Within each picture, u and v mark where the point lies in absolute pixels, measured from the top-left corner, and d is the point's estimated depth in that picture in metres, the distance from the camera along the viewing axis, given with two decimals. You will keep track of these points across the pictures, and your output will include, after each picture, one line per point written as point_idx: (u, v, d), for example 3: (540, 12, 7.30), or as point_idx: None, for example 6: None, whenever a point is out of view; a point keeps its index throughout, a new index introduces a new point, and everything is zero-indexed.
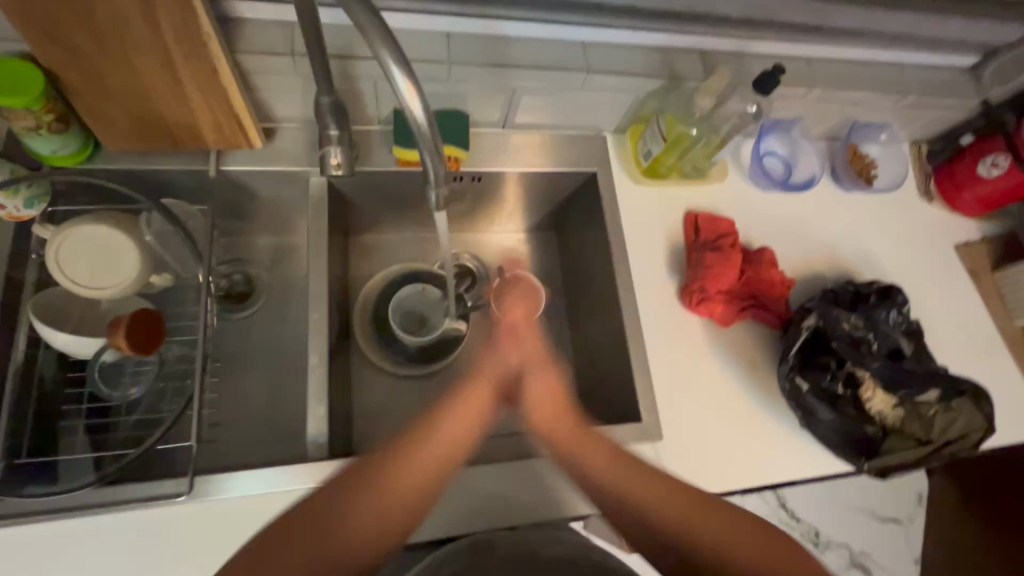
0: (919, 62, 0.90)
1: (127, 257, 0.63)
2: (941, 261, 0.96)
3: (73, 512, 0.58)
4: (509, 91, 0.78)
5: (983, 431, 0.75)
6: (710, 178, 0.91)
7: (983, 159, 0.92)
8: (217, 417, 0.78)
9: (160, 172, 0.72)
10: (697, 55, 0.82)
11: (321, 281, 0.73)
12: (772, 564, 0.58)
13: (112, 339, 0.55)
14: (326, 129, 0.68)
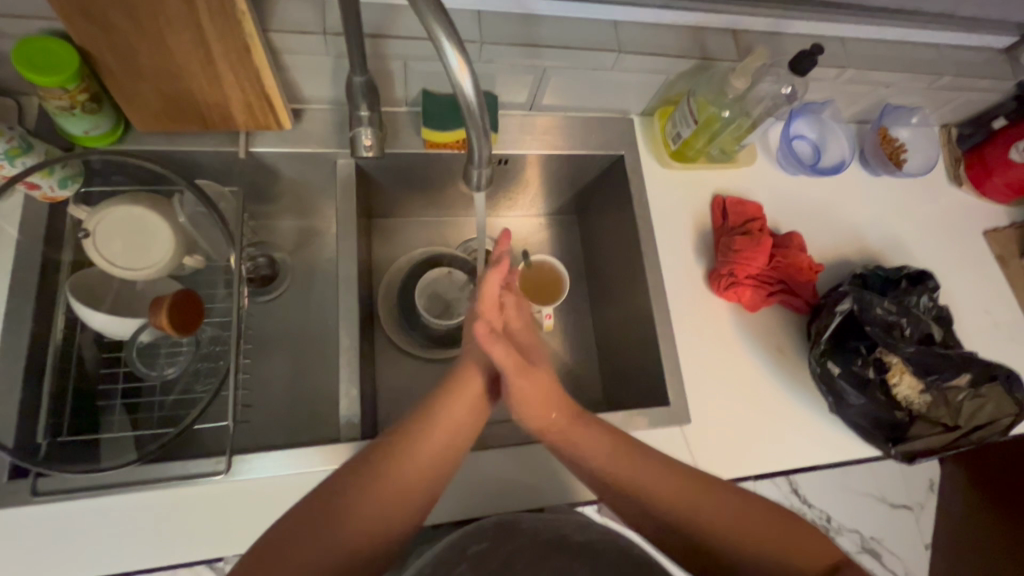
0: (955, 43, 0.88)
1: (161, 238, 0.63)
2: (969, 247, 0.95)
3: (116, 489, 0.59)
4: (538, 71, 0.77)
5: (1014, 416, 0.74)
6: (737, 161, 0.89)
7: (1016, 145, 0.91)
8: (247, 398, 0.78)
9: (190, 153, 0.72)
10: (729, 34, 0.80)
11: (350, 264, 0.73)
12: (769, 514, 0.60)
13: (155, 318, 0.56)
14: (358, 110, 0.68)
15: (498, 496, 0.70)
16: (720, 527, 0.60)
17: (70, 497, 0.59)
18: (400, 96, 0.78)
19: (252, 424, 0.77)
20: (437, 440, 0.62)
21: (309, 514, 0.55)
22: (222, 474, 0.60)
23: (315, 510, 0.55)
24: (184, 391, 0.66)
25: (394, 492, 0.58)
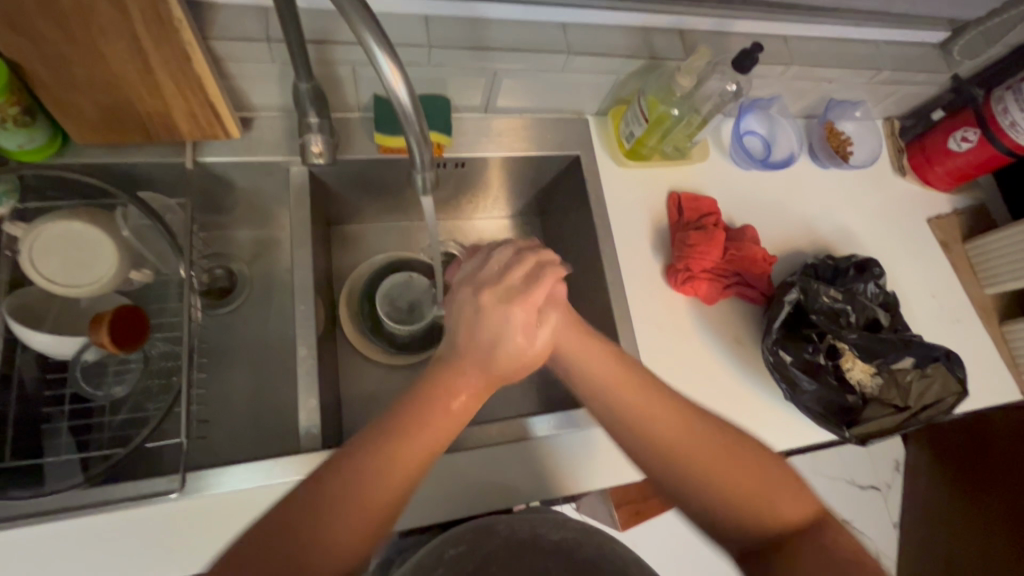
0: (892, 39, 0.92)
1: (104, 254, 0.62)
2: (914, 233, 0.99)
3: (59, 514, 0.57)
4: (490, 74, 0.78)
5: (958, 395, 0.77)
6: (691, 158, 0.91)
7: (954, 134, 0.95)
8: (206, 414, 0.76)
9: (134, 166, 0.70)
10: (676, 34, 0.82)
11: (306, 271, 0.73)
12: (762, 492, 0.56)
13: (94, 337, 0.54)
14: (306, 117, 0.68)
15: (467, 499, 0.70)
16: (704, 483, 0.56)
17: (13, 525, 0.57)
18: (352, 102, 0.78)
19: (211, 439, 0.75)
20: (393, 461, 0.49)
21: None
22: (176, 493, 0.59)
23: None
24: (134, 410, 0.65)
25: (331, 539, 0.46)
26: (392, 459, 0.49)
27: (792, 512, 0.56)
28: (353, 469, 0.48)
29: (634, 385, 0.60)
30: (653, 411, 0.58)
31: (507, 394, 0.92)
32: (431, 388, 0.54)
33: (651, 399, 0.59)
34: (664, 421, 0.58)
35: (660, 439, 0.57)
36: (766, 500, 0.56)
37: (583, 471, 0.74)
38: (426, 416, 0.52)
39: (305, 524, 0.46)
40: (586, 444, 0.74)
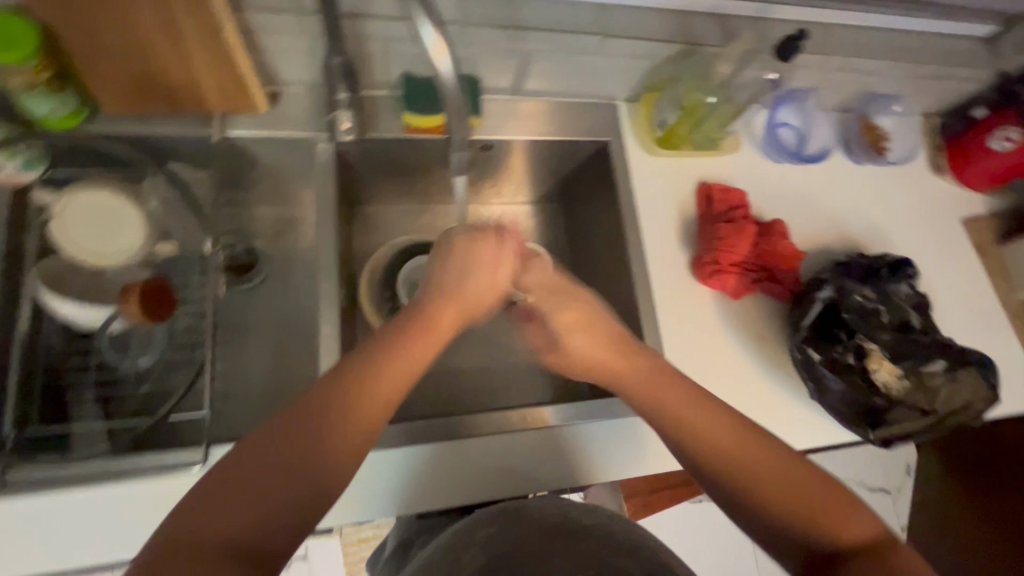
0: (937, 31, 0.89)
1: (132, 225, 0.62)
2: (948, 234, 0.97)
3: (84, 481, 0.58)
4: (522, 54, 0.76)
5: (987, 401, 0.76)
6: (722, 149, 0.89)
7: (995, 133, 0.92)
8: (226, 389, 0.76)
9: (160, 137, 0.69)
10: (715, 19, 0.79)
11: (330, 249, 0.72)
12: (806, 500, 0.52)
13: (125, 306, 0.54)
14: (336, 92, 0.67)
15: (484, 479, 0.71)
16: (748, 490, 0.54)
17: (32, 494, 0.56)
18: (380, 80, 0.76)
19: (229, 414, 0.75)
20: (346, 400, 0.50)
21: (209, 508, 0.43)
22: (199, 464, 0.59)
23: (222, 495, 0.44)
24: (158, 382, 0.65)
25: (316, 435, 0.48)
26: (349, 398, 0.51)
27: (848, 529, 0.51)
28: (335, 389, 0.51)
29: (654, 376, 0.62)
30: (704, 414, 0.58)
31: (524, 383, 0.91)
32: (395, 340, 0.56)
33: (701, 407, 0.58)
34: (721, 435, 0.56)
35: (705, 436, 0.57)
36: (812, 513, 0.52)
37: (600, 462, 0.74)
38: (403, 346, 0.56)
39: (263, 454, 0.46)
40: (605, 435, 0.74)
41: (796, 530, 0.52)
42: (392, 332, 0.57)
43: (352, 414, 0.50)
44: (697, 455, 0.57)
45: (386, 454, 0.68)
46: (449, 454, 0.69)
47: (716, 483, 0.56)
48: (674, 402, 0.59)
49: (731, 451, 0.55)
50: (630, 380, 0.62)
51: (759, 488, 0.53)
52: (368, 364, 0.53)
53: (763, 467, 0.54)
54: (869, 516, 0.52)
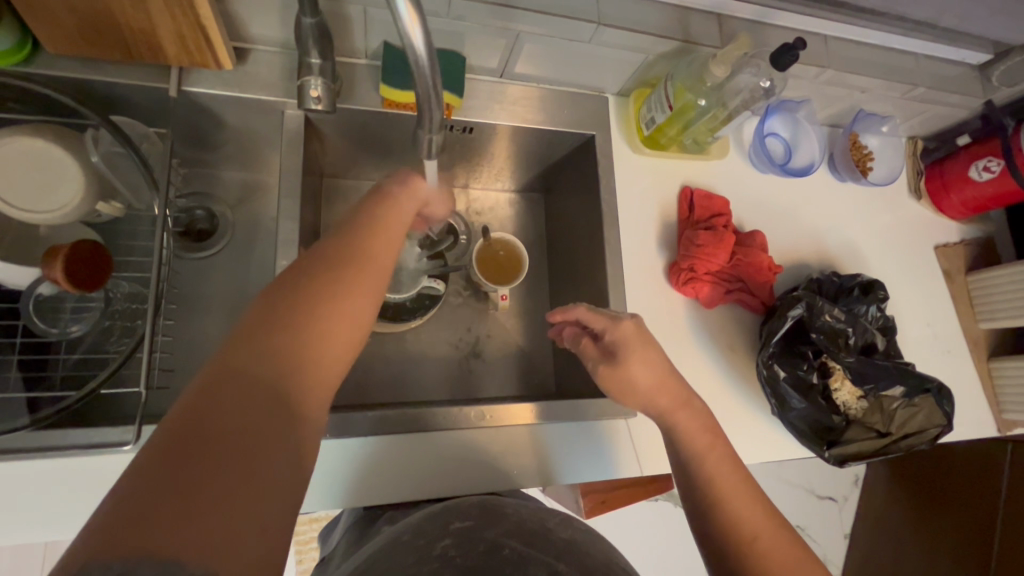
0: (933, 54, 0.87)
1: (68, 179, 0.57)
2: (920, 259, 0.97)
3: (6, 455, 0.54)
4: (511, 35, 0.72)
5: (941, 428, 0.77)
6: (709, 153, 0.87)
7: (976, 163, 0.92)
8: (171, 362, 0.73)
9: (110, 86, 0.64)
10: (714, 18, 0.76)
11: (291, 224, 0.68)
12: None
13: (48, 272, 0.49)
14: (308, 56, 0.62)
15: (439, 477, 0.68)
16: (745, 552, 0.56)
17: None
18: (359, 47, 0.71)
19: (174, 389, 0.72)
20: (291, 345, 0.41)
21: (226, 387, 0.37)
22: (131, 445, 0.55)
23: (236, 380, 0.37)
24: (93, 351, 0.61)
25: (334, 318, 0.44)
26: (291, 343, 0.41)
27: None
28: (272, 339, 0.40)
29: (693, 413, 0.62)
30: (737, 497, 0.58)
31: (489, 374, 0.89)
32: (334, 273, 0.46)
33: (736, 481, 0.59)
34: (737, 496, 0.58)
35: (724, 489, 0.58)
36: None
37: (557, 465, 0.72)
38: (347, 277, 0.46)
39: (205, 423, 0.35)
40: (563, 437, 0.73)
41: None
42: (341, 254, 0.48)
43: (339, 320, 0.44)
44: (707, 517, 0.58)
45: (336, 445, 0.66)
46: (405, 451, 0.68)
47: (721, 545, 0.57)
48: (698, 447, 0.61)
49: (740, 515, 0.57)
50: (684, 422, 0.61)
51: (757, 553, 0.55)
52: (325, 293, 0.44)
53: (775, 565, 0.55)
54: None
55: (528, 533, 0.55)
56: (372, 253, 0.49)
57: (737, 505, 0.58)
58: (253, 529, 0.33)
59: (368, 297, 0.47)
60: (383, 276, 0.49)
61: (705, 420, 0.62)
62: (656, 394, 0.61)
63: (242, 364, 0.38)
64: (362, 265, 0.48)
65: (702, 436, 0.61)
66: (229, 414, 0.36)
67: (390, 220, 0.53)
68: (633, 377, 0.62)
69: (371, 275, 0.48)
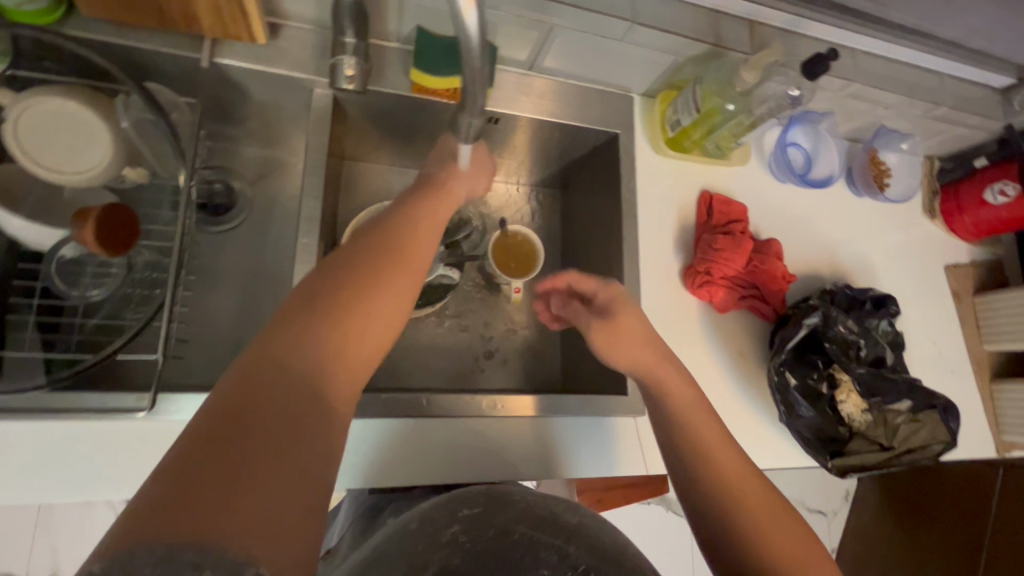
0: (958, 75, 0.88)
1: (96, 143, 0.57)
2: (930, 278, 0.98)
3: (18, 413, 0.54)
4: (544, 28, 0.72)
5: (943, 444, 0.78)
6: (730, 159, 0.87)
7: (991, 186, 0.93)
8: (185, 333, 0.73)
9: (142, 53, 0.63)
10: (745, 24, 0.77)
11: (315, 203, 0.68)
12: (783, 543, 0.53)
13: (78, 233, 0.49)
14: (343, 35, 0.63)
15: (447, 463, 0.69)
16: (737, 517, 0.54)
17: None
18: (391, 30, 0.71)
19: (186, 360, 0.72)
20: (322, 340, 0.42)
21: (259, 376, 0.38)
22: (145, 412, 0.55)
23: (266, 373, 0.38)
24: (110, 317, 0.61)
25: (360, 317, 0.45)
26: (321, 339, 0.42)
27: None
28: (305, 333, 0.41)
29: (681, 380, 0.62)
30: (724, 461, 0.57)
31: (497, 366, 0.89)
32: (363, 272, 0.47)
33: (743, 468, 0.57)
34: (722, 458, 0.57)
35: (709, 448, 0.57)
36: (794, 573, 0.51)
37: (564, 459, 0.72)
38: (376, 277, 0.47)
39: (241, 411, 0.36)
40: (571, 431, 0.73)
41: None
42: (370, 254, 0.49)
43: (368, 318, 0.45)
44: (715, 503, 0.55)
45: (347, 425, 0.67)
46: (415, 435, 0.68)
47: (706, 508, 0.55)
48: (679, 409, 0.60)
49: (727, 477, 0.56)
50: (680, 406, 0.60)
51: (747, 521, 0.53)
52: (355, 292, 0.45)
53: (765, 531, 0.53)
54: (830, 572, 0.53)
55: (539, 521, 0.53)
56: (400, 255, 0.50)
57: (721, 465, 0.57)
58: (290, 517, 0.33)
59: (394, 297, 0.48)
60: (410, 278, 0.50)
61: (693, 386, 0.62)
62: (639, 351, 0.64)
63: (276, 356, 0.39)
64: (388, 267, 0.49)
65: (686, 396, 0.61)
66: (265, 403, 0.36)
67: (418, 224, 0.54)
68: (618, 338, 0.65)
69: (398, 278, 0.49)
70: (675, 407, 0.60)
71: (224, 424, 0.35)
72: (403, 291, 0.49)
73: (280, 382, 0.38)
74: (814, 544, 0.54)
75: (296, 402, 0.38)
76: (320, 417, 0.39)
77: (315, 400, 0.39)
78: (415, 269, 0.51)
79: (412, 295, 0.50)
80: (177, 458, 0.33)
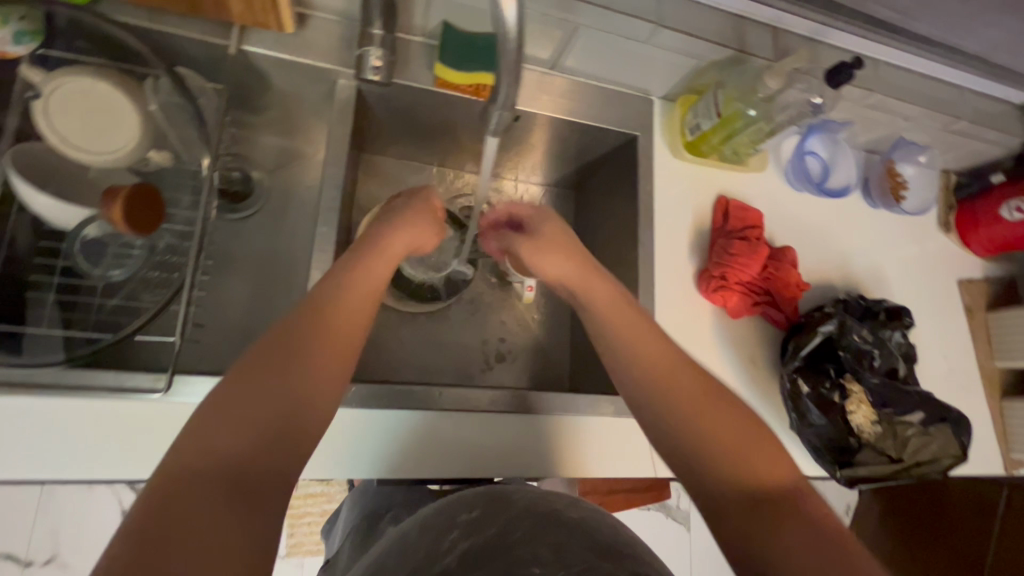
0: (978, 90, 0.88)
1: (125, 125, 0.58)
2: (943, 292, 0.98)
3: (36, 388, 0.54)
4: (569, 27, 0.72)
5: (953, 458, 0.78)
6: (747, 165, 0.87)
7: (1007, 202, 0.93)
8: (200, 318, 0.73)
9: (172, 38, 0.64)
10: (769, 31, 0.77)
11: (334, 192, 0.68)
12: (730, 438, 0.51)
13: (107, 209, 0.50)
14: (370, 27, 0.65)
15: (456, 457, 0.69)
16: (678, 420, 0.53)
17: None
18: (417, 24, 0.72)
19: (200, 345, 0.72)
20: (246, 422, 0.41)
21: (180, 479, 0.37)
22: (161, 393, 0.56)
23: (236, 423, 0.41)
24: (129, 298, 0.61)
25: (327, 362, 0.47)
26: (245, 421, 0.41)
27: (765, 468, 0.49)
28: (226, 421, 0.41)
29: (611, 296, 0.61)
30: (660, 364, 0.56)
31: (506, 363, 0.89)
32: (290, 341, 0.46)
33: (717, 411, 0.52)
34: (655, 359, 0.56)
35: (641, 350, 0.57)
36: (744, 463, 0.49)
37: (571, 458, 0.72)
38: (304, 344, 0.47)
39: (165, 518, 0.35)
40: (580, 429, 0.73)
41: (730, 478, 0.49)
42: (298, 322, 0.48)
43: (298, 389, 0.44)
44: (659, 407, 0.54)
45: (359, 416, 0.67)
46: (426, 427, 0.68)
47: (652, 409, 0.54)
48: (608, 317, 0.60)
49: (665, 380, 0.55)
50: (640, 356, 0.57)
51: (693, 425, 0.52)
52: (282, 365, 0.45)
53: (707, 428, 0.51)
54: (788, 460, 0.50)
55: (538, 519, 0.47)
56: (330, 315, 0.50)
57: (654, 367, 0.56)
58: None
59: (346, 343, 0.50)
60: (341, 337, 0.49)
61: (626, 297, 0.62)
62: (565, 260, 0.64)
63: (196, 451, 0.39)
64: (317, 331, 0.48)
65: (615, 304, 0.60)
66: (187, 504, 0.36)
67: (350, 280, 0.53)
68: (546, 253, 0.66)
69: (326, 339, 0.48)
70: (634, 360, 0.57)
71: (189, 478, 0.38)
72: (333, 351, 0.48)
73: (202, 480, 0.37)
74: (765, 436, 0.52)
75: (221, 496, 0.37)
76: (252, 503, 0.38)
77: (243, 488, 0.38)
78: (346, 325, 0.50)
79: (345, 353, 0.49)
80: (127, 538, 0.34)
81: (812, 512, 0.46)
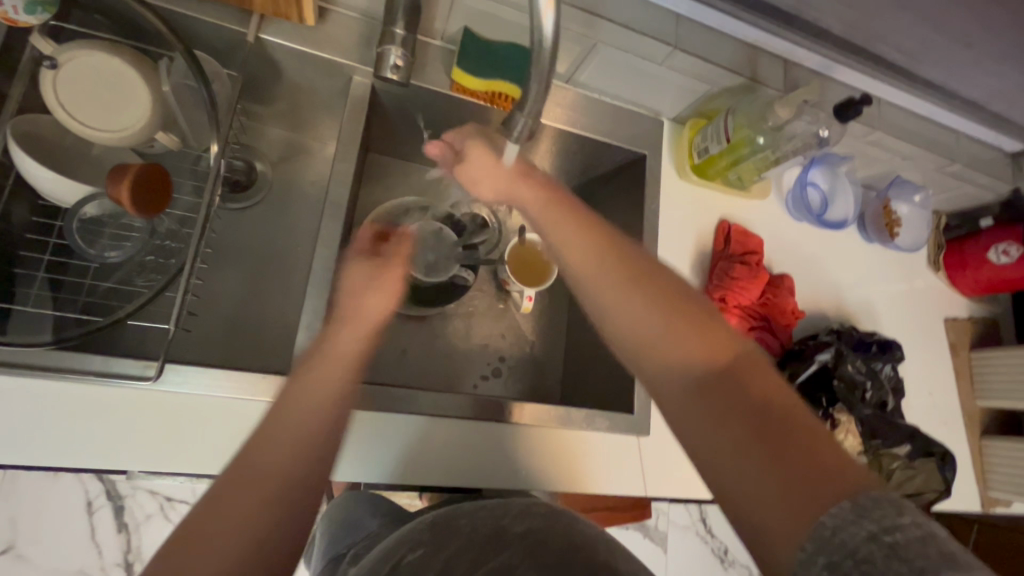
0: (973, 135, 0.92)
1: (135, 103, 0.56)
2: (930, 330, 1.00)
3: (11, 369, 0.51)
4: (589, 44, 0.73)
5: (937, 492, 0.79)
6: (750, 192, 0.89)
7: (995, 246, 0.96)
8: (195, 307, 0.71)
9: (191, 21, 0.63)
10: (781, 63, 0.79)
11: (343, 188, 0.67)
12: (666, 323, 0.49)
13: (113, 189, 0.48)
14: (393, 25, 0.64)
15: (448, 465, 0.67)
16: (616, 321, 0.52)
17: None
18: (438, 28, 0.72)
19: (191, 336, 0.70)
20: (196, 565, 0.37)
21: None
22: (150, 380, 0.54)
23: (242, 486, 0.41)
24: (122, 281, 0.60)
25: (306, 442, 0.44)
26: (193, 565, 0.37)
27: (700, 348, 0.47)
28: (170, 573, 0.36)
29: (551, 199, 0.59)
30: (593, 261, 0.54)
31: (499, 373, 0.88)
32: (243, 466, 0.42)
33: (648, 302, 0.50)
34: (584, 259, 0.54)
35: (572, 252, 0.55)
36: (678, 345, 0.48)
37: (562, 473, 0.72)
38: (255, 465, 0.42)
39: None
40: (572, 443, 0.73)
41: (669, 366, 0.48)
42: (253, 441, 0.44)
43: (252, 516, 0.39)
44: (600, 307, 0.53)
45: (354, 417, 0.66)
46: (421, 432, 0.67)
47: (594, 304, 0.53)
48: (544, 221, 0.58)
49: (598, 280, 0.53)
50: (577, 252, 0.55)
51: (630, 325, 0.50)
52: (232, 497, 0.40)
53: (642, 319, 0.50)
54: (730, 336, 0.47)
55: (484, 540, 0.50)
56: (282, 425, 0.44)
57: (587, 268, 0.54)
58: None
59: (308, 449, 0.44)
60: (300, 444, 0.44)
61: (569, 199, 0.59)
62: (494, 175, 0.62)
63: None
64: (270, 443, 0.43)
65: (548, 204, 0.59)
66: None
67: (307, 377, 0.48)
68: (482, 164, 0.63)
69: (279, 450, 0.43)
70: (573, 257, 0.55)
71: (201, 518, 0.39)
72: (290, 460, 0.43)
73: None
74: (705, 319, 0.49)
75: None
76: None
77: None
78: (312, 425, 0.45)
79: (306, 460, 0.44)
80: None
81: (748, 384, 0.44)
